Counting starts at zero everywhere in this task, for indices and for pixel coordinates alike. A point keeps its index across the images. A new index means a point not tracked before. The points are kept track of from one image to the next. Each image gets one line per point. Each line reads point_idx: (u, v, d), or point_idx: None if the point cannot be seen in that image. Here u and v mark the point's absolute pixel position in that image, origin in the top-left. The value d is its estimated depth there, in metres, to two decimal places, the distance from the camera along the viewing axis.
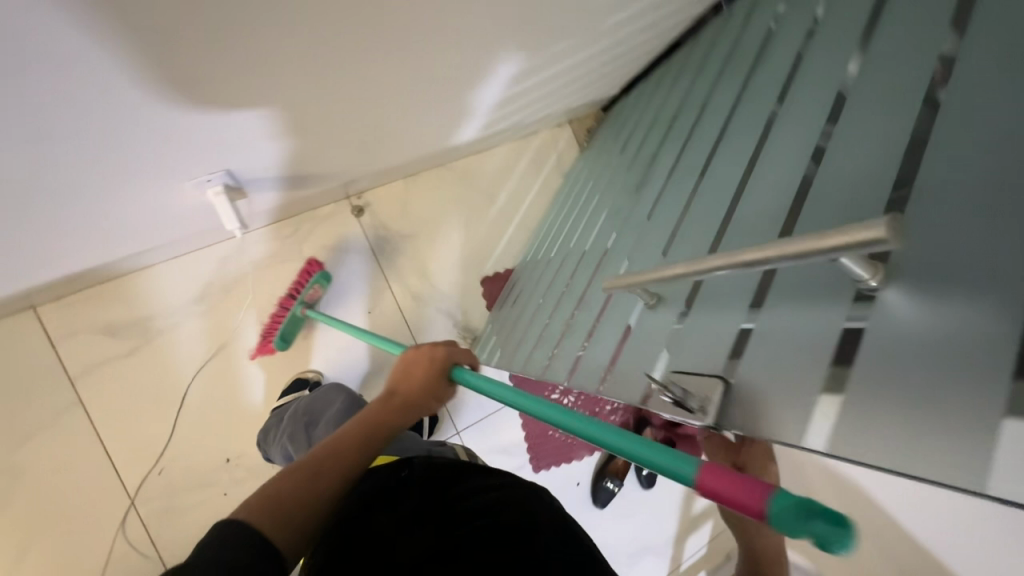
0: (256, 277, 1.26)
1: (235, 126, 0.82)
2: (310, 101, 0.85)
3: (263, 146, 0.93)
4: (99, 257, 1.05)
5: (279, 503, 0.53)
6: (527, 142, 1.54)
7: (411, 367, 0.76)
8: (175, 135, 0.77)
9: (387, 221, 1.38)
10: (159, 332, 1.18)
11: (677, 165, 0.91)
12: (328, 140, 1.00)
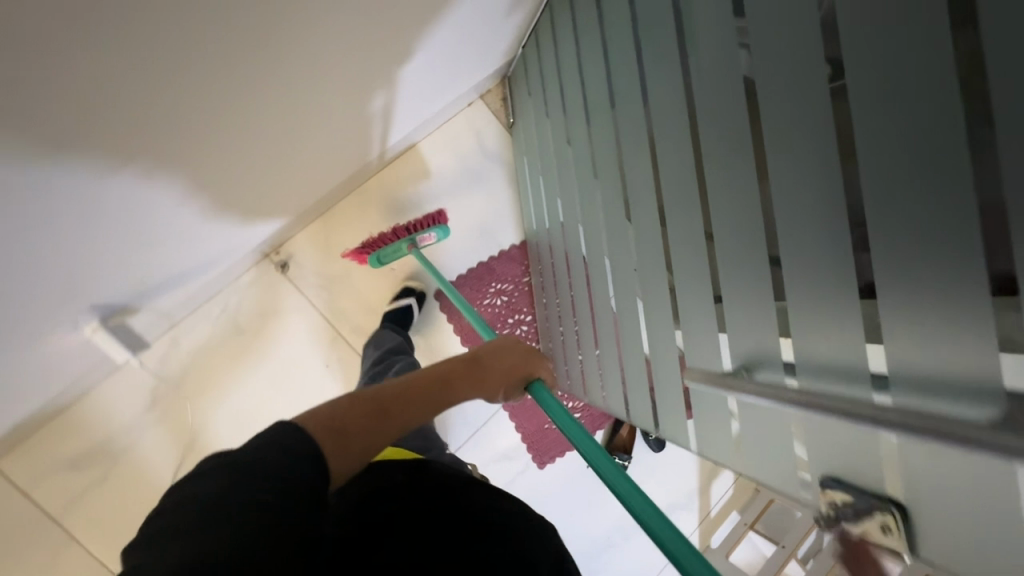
0: (201, 364, 1.22)
1: (87, 241, 0.77)
2: (129, 195, 0.75)
3: (110, 267, 0.86)
4: (34, 404, 1.02)
5: (343, 434, 0.60)
6: (441, 132, 1.39)
7: (506, 351, 0.82)
8: (7, 300, 0.73)
9: (314, 267, 1.29)
10: (122, 449, 1.17)
11: (659, 171, 0.76)
12: (192, 220, 0.92)
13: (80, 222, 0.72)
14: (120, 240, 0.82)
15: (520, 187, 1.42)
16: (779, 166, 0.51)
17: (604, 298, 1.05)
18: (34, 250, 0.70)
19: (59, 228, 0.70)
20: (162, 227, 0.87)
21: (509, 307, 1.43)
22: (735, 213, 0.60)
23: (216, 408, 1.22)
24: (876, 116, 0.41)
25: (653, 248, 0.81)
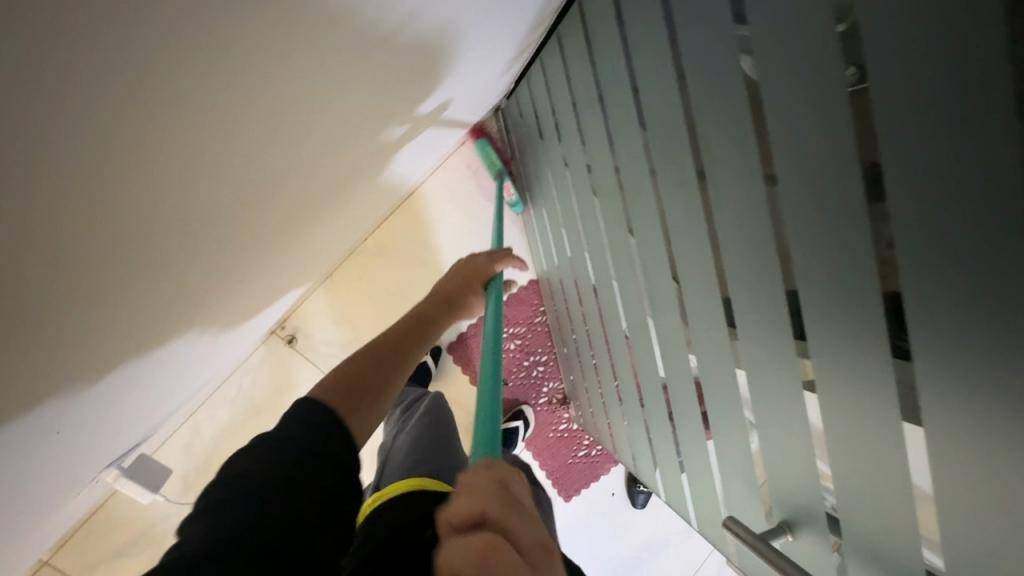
0: (226, 446, 1.23)
1: (108, 418, 0.77)
2: (129, 391, 0.75)
3: (124, 435, 0.88)
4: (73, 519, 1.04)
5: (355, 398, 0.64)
6: (435, 179, 1.33)
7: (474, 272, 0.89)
8: (37, 511, 0.77)
9: (323, 337, 1.27)
10: (162, 535, 1.21)
11: (677, 287, 0.71)
12: (199, 362, 0.93)
13: (94, 417, 0.71)
14: (128, 422, 0.84)
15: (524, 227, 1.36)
16: (823, 369, 0.47)
17: (625, 370, 1.01)
18: (61, 455, 0.70)
19: (75, 434, 0.69)
20: (174, 373, 0.86)
21: (522, 350, 1.47)
22: (766, 376, 0.56)
23: None
24: (933, 401, 0.37)
25: (671, 354, 0.78)
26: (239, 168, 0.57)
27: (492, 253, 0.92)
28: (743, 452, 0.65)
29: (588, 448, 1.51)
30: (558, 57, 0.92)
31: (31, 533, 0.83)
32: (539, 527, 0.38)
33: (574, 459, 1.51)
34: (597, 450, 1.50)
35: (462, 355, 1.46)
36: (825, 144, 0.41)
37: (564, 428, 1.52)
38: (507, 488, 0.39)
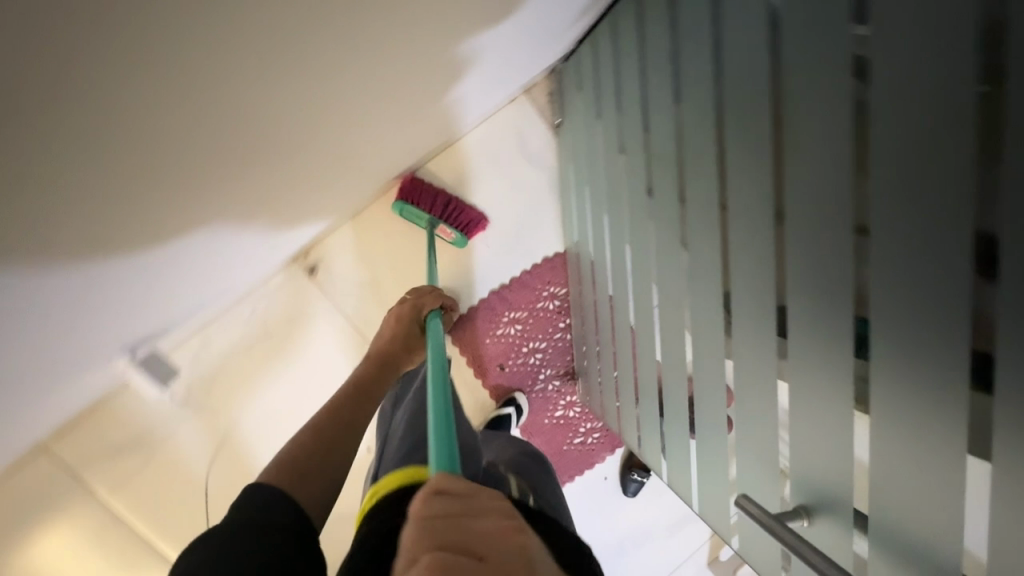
0: (233, 365, 1.23)
1: (128, 293, 0.76)
2: (155, 265, 0.73)
3: (139, 315, 0.86)
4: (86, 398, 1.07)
5: (303, 470, 0.72)
6: (481, 131, 1.30)
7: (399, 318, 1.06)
8: (47, 378, 0.76)
9: (344, 272, 1.26)
10: (161, 440, 1.22)
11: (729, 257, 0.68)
12: (223, 260, 0.90)
13: (110, 289, 0.70)
14: (147, 301, 0.82)
15: (563, 194, 1.33)
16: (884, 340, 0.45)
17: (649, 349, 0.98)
18: (79, 316, 0.69)
19: (92, 297, 0.67)
20: (197, 268, 0.85)
21: (523, 335, 1.39)
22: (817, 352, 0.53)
23: (249, 408, 1.25)
24: None
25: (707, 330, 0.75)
26: (293, 41, 0.54)
27: (417, 296, 1.10)
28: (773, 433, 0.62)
29: (584, 437, 1.44)
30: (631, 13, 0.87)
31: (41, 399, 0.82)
32: (499, 513, 0.36)
33: (569, 447, 1.44)
34: (593, 440, 1.45)
35: (461, 333, 1.37)
36: (936, 98, 0.38)
37: (560, 415, 1.43)
38: (438, 499, 0.35)
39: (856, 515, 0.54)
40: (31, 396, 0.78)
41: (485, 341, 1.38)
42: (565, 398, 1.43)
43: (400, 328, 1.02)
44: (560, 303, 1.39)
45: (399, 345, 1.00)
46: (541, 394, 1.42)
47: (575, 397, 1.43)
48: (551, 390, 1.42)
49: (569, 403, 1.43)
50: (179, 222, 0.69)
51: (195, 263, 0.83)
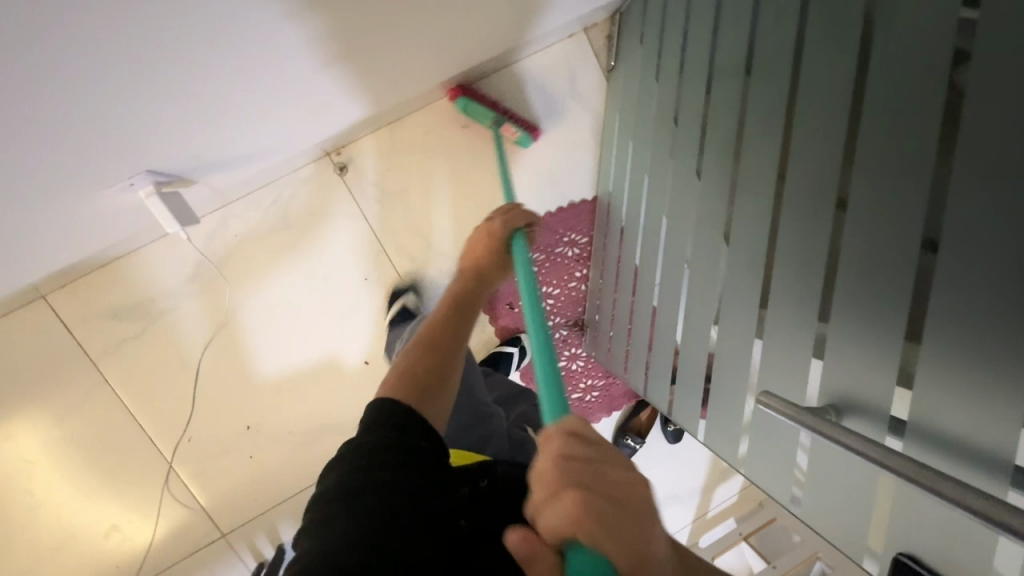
0: (247, 248, 1.21)
1: (185, 88, 0.75)
2: (212, 61, 0.72)
3: (194, 126, 0.85)
4: (100, 241, 1.04)
5: (421, 392, 0.74)
6: (533, 62, 1.28)
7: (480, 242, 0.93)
8: (89, 149, 0.75)
9: (374, 177, 1.25)
10: (162, 312, 1.20)
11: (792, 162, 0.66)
12: (272, 97, 0.89)
13: (156, 78, 0.70)
14: (202, 109, 0.82)
15: (605, 139, 1.31)
16: (969, 200, 0.45)
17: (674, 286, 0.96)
18: (133, 83, 0.68)
19: (137, 79, 0.68)
20: (237, 101, 0.86)
21: (539, 277, 1.34)
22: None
23: (255, 295, 1.23)
24: None
25: None
26: None
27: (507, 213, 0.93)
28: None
29: (583, 393, 1.41)
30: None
31: (78, 182, 0.81)
32: (625, 465, 0.45)
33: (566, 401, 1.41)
34: (590, 398, 1.41)
35: None
36: None
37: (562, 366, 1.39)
38: (578, 438, 0.44)
39: (895, 422, 0.55)
40: (70, 167, 0.77)
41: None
42: (569, 350, 1.39)
43: (492, 245, 0.91)
44: (580, 252, 1.36)
45: (490, 267, 0.93)
46: None
47: (580, 350, 1.39)
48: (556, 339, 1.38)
49: (572, 355, 1.39)
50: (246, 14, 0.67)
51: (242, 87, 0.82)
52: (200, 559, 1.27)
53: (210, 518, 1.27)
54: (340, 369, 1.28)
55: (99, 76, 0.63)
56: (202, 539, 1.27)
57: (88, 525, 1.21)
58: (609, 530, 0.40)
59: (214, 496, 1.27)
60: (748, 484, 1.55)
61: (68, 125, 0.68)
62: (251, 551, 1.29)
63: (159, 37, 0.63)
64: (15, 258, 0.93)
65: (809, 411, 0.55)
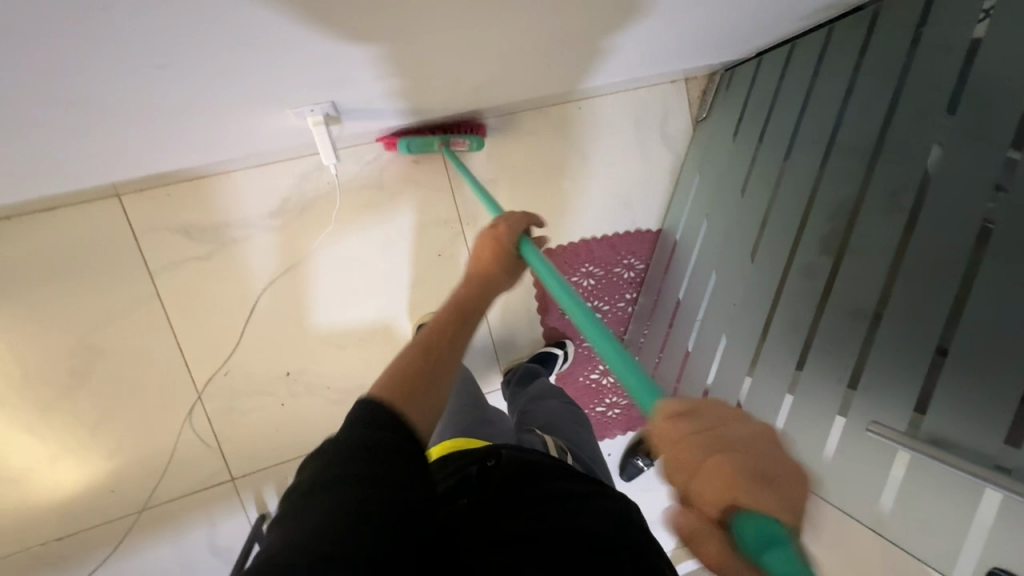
0: (335, 198, 1.22)
1: (399, 46, 0.79)
2: (419, 37, 0.78)
3: (376, 78, 0.88)
4: (209, 155, 1.04)
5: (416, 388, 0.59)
6: (634, 96, 1.39)
7: (483, 245, 0.80)
8: (288, 77, 0.78)
9: (471, 161, 1.30)
10: (235, 240, 1.18)
11: (907, 241, 0.77)
12: (442, 71, 0.94)
13: (321, 44, 0.70)
14: (391, 66, 0.85)
15: (679, 181, 1.42)
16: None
17: (745, 326, 1.05)
18: (372, 31, 0.71)
19: (308, 45, 0.69)
20: (375, 74, 0.87)
21: (593, 291, 1.41)
22: (1005, 309, 0.63)
23: (331, 244, 1.23)
24: None
25: (845, 301, 0.83)
26: None
27: (514, 221, 0.81)
28: (912, 382, 0.71)
29: (606, 408, 1.48)
30: (827, 36, 1.02)
31: (256, 102, 0.83)
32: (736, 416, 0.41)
33: (590, 412, 1.47)
34: (612, 414, 1.48)
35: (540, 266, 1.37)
36: None
37: (594, 379, 1.46)
38: (676, 423, 0.40)
39: (996, 467, 0.61)
40: (263, 87, 0.79)
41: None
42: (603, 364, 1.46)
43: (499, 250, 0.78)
44: (634, 276, 1.43)
45: (500, 274, 0.77)
46: (585, 351, 1.44)
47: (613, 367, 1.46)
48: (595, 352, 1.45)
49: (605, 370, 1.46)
50: (476, 6, 0.74)
51: (421, 60, 0.87)
52: (203, 498, 1.21)
53: (223, 459, 1.22)
54: (391, 336, 1.29)
55: (351, 19, 0.66)
56: (209, 479, 1.22)
57: (95, 442, 1.14)
58: (749, 482, 0.36)
59: (233, 438, 1.23)
60: None
61: (297, 53, 0.71)
62: (256, 501, 1.25)
63: (408, 4, 0.66)
64: (133, 151, 0.92)
65: (919, 441, 0.67)
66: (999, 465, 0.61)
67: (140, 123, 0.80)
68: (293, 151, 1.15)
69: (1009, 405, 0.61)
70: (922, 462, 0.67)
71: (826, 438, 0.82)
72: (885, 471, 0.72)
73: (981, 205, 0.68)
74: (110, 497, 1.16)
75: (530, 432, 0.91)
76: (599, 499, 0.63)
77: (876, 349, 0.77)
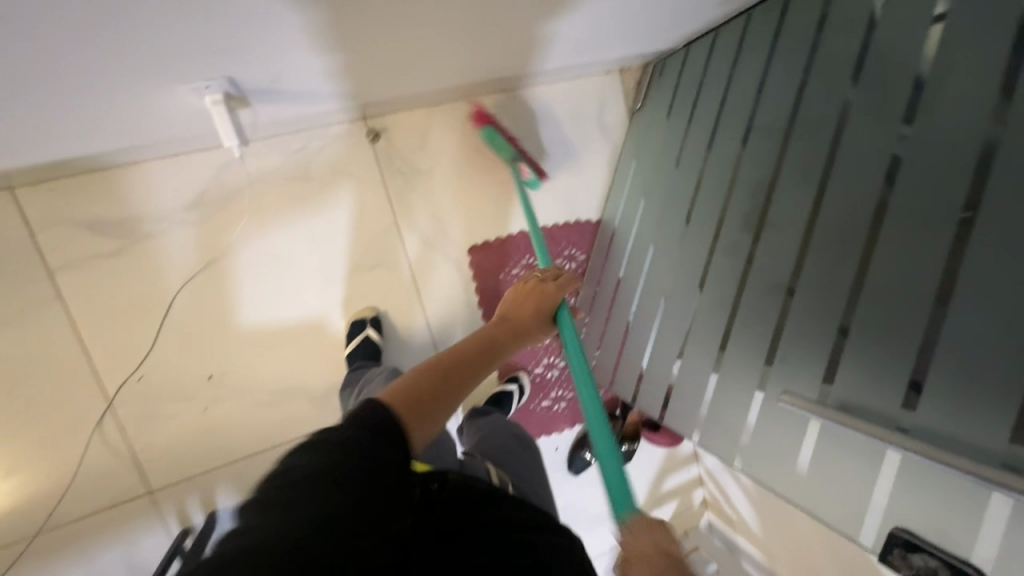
0: (256, 189, 1.16)
1: (319, 30, 0.77)
2: (323, 21, 0.75)
3: (296, 63, 0.85)
4: (110, 144, 0.97)
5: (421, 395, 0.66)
6: (569, 86, 1.39)
7: (518, 301, 0.93)
8: (200, 58, 0.74)
9: (403, 152, 1.26)
10: (146, 235, 1.10)
11: (814, 217, 0.78)
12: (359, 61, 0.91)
13: (235, 23, 0.68)
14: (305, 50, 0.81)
15: (617, 171, 1.43)
16: (987, 249, 0.56)
17: (676, 310, 1.05)
18: (288, 12, 0.69)
19: (225, 24, 0.67)
20: (301, 59, 0.84)
21: None
22: (901, 272, 0.64)
23: (254, 238, 1.17)
24: None
25: (763, 278, 0.84)
26: None
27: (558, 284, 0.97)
28: (821, 352, 0.72)
29: (552, 402, 1.46)
30: (746, 21, 1.04)
31: (166, 85, 0.79)
32: None
33: (535, 407, 1.45)
34: (558, 408, 1.47)
35: (479, 261, 1.34)
36: None
37: (539, 373, 1.44)
38: None
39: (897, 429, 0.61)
40: (173, 69, 0.75)
41: (497, 276, 1.35)
42: (547, 358, 1.45)
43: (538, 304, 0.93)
44: (575, 268, 1.42)
45: (532, 327, 0.91)
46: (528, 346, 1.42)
47: (557, 360, 1.45)
48: (539, 346, 1.43)
49: (549, 363, 1.45)
50: None
51: (331, 46, 0.84)
52: (118, 513, 1.13)
53: (140, 470, 1.14)
54: (323, 333, 1.23)
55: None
56: (126, 492, 1.13)
57: None
58: None
59: (151, 448, 1.15)
60: (679, 512, 1.66)
61: (208, 31, 0.67)
62: (177, 515, 1.17)
63: None
64: (27, 137, 0.85)
65: (828, 407, 0.68)
66: (900, 426, 0.61)
67: (33, 106, 0.74)
68: (206, 140, 1.09)
69: (901, 370, 0.62)
70: (831, 428, 0.67)
71: (745, 415, 0.82)
72: (800, 441, 0.72)
73: (878, 177, 0.70)
74: (9, 518, 1.06)
75: (478, 459, 0.91)
76: (542, 532, 0.59)
77: (789, 321, 0.78)
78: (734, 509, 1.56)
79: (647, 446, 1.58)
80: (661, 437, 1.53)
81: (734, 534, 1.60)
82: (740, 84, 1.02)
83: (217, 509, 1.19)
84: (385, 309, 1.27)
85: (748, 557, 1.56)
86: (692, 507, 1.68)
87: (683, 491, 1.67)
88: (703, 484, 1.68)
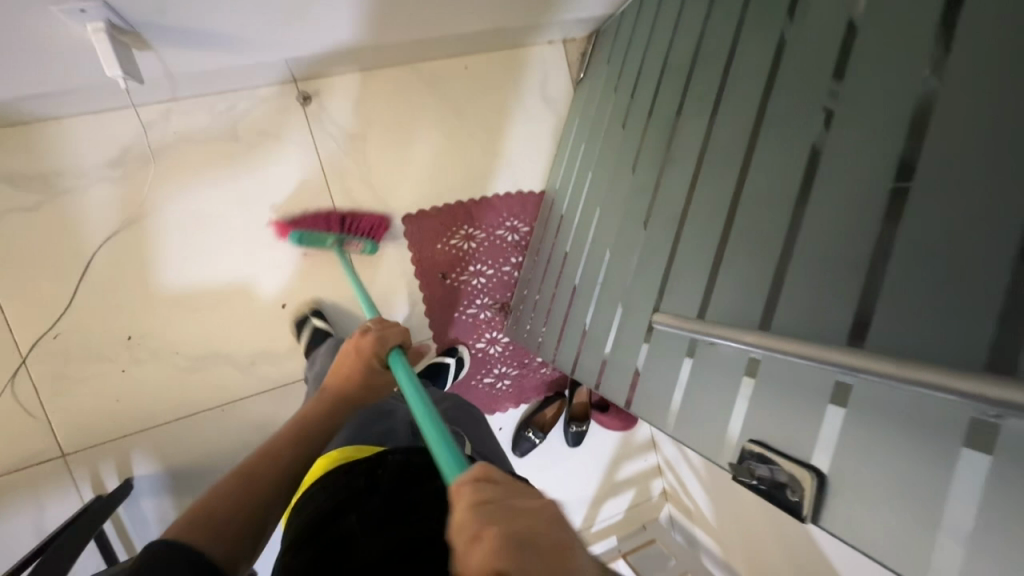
0: (183, 149, 1.16)
1: None
2: None
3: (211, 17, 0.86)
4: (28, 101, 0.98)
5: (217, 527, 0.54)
6: (510, 56, 1.37)
7: (343, 362, 0.76)
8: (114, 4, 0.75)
9: (336, 116, 1.25)
10: (66, 191, 1.10)
11: (709, 145, 0.75)
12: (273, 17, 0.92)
13: None
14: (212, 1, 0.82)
15: (560, 141, 1.40)
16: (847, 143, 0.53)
17: (597, 265, 1.01)
18: None
19: None
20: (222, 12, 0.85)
21: (473, 253, 1.35)
22: (776, 183, 0.61)
23: (178, 197, 1.16)
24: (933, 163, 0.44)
25: (665, 215, 0.80)
26: None
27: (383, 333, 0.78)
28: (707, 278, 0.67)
29: (495, 379, 1.41)
30: None
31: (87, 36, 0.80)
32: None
33: (477, 384, 1.40)
34: (502, 386, 1.42)
35: (414, 229, 1.31)
36: None
37: (480, 348, 1.39)
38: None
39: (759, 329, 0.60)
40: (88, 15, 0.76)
41: (435, 245, 1.32)
42: (490, 333, 1.39)
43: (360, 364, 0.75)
44: (518, 239, 1.39)
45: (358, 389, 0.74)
46: (468, 318, 1.37)
47: (500, 335, 1.40)
48: (480, 318, 1.38)
49: (492, 339, 1.39)
50: None
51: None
52: (28, 476, 1.10)
53: (52, 433, 1.11)
54: (249, 297, 1.21)
55: None
56: (36, 455, 1.10)
57: None
58: None
59: (65, 409, 1.12)
60: (636, 503, 1.58)
61: None
62: (91, 481, 1.13)
63: None
64: None
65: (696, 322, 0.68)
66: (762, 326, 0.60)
67: None
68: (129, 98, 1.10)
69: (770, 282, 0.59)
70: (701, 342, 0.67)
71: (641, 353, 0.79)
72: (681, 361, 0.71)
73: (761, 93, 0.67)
74: None
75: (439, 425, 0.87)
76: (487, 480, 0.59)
77: (683, 252, 0.74)
78: (691, 498, 1.47)
79: (599, 430, 1.51)
80: (612, 419, 1.47)
81: (693, 526, 1.51)
82: (657, 31, 0.99)
83: (133, 476, 1.15)
84: (314, 274, 1.25)
85: (707, 550, 1.47)
86: (651, 498, 1.59)
87: (641, 480, 1.58)
88: (662, 474, 1.59)
